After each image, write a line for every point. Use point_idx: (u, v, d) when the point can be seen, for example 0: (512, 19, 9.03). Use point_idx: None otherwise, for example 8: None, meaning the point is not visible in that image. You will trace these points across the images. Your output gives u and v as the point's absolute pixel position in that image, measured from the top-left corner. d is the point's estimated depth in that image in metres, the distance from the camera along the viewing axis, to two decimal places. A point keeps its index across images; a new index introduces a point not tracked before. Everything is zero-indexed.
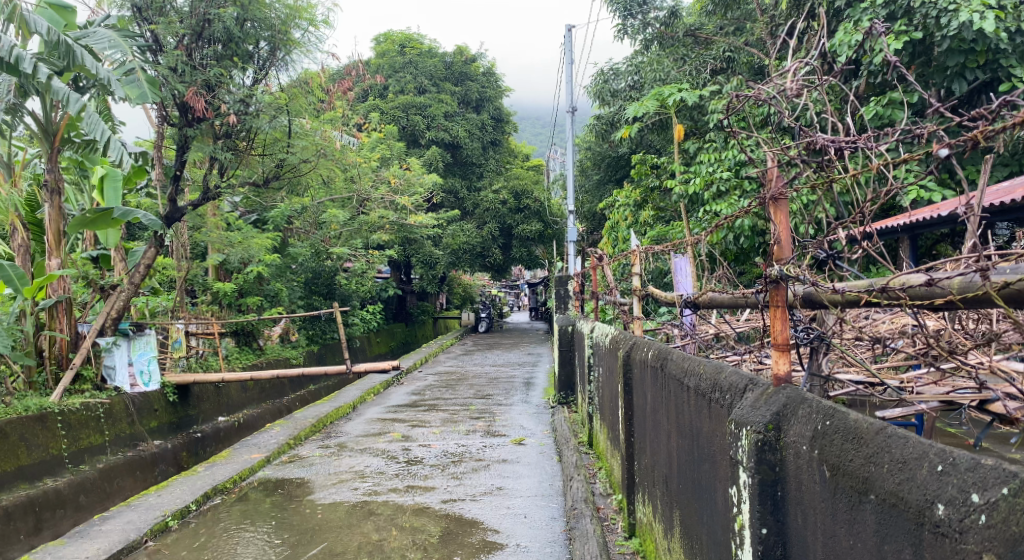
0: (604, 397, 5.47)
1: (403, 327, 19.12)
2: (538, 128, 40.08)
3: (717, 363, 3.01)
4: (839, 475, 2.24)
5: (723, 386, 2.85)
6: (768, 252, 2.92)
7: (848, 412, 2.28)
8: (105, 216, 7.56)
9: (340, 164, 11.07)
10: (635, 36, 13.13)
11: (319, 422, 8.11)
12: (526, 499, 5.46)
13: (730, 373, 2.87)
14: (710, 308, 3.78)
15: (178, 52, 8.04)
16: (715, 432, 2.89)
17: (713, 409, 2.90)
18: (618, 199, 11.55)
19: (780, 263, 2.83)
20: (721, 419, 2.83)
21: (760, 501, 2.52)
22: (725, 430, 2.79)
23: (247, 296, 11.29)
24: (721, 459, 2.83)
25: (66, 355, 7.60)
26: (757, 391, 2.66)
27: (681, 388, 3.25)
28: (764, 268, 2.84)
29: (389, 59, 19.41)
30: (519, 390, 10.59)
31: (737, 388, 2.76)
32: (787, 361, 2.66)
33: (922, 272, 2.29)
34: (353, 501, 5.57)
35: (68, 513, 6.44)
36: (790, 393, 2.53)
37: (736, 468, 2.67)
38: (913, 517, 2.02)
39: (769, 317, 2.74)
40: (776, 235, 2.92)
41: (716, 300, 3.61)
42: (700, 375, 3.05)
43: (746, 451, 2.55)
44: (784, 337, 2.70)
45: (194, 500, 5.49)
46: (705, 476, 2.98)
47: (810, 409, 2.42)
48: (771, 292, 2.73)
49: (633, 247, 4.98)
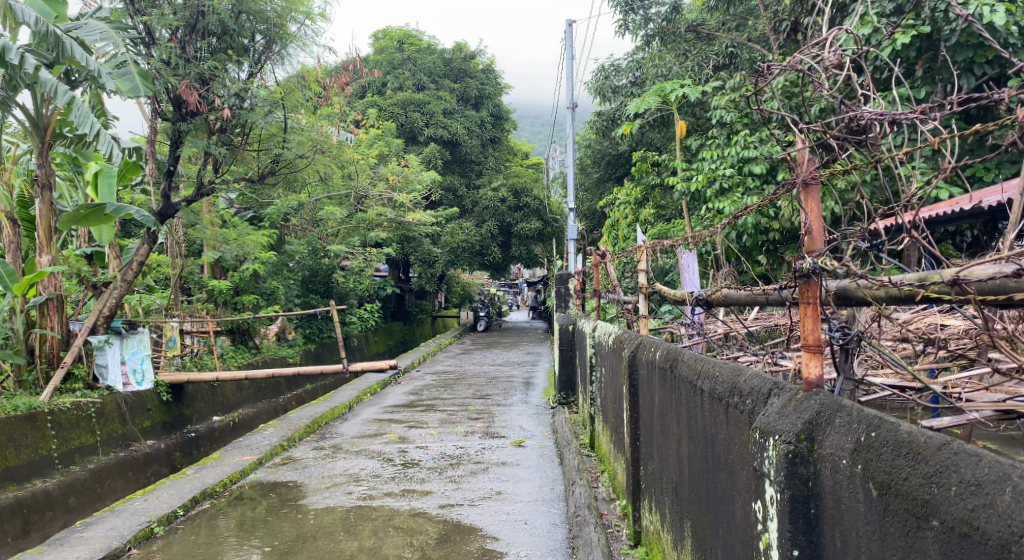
0: (607, 399, 5.30)
1: (400, 326, 18.96)
2: (537, 127, 39.94)
3: (735, 365, 2.85)
4: (889, 495, 2.06)
5: (743, 391, 2.68)
6: (798, 243, 2.65)
7: (897, 423, 2.10)
8: (97, 212, 7.38)
9: (337, 159, 10.89)
10: (637, 32, 13.00)
11: (313, 422, 7.92)
12: (526, 504, 5.29)
13: (750, 377, 2.70)
14: (723, 306, 3.60)
15: (171, 44, 7.87)
16: (733, 440, 2.73)
17: (731, 415, 2.73)
18: (619, 197, 11.33)
19: (814, 254, 2.59)
20: (741, 426, 2.67)
21: (791, 520, 2.34)
22: (746, 439, 2.62)
23: (243, 294, 11.11)
24: (741, 470, 2.66)
25: (57, 353, 7.39)
26: (784, 397, 2.50)
27: (694, 391, 3.08)
28: (796, 261, 2.62)
29: (388, 55, 19.26)
30: (519, 390, 10.42)
31: (761, 393, 2.59)
32: (820, 364, 2.49)
33: (993, 263, 2.09)
34: (349, 506, 5.39)
35: (58, 516, 6.26)
36: (823, 400, 2.36)
37: (761, 481, 2.50)
38: (993, 552, 1.83)
39: (799, 317, 2.58)
40: (809, 224, 2.60)
41: (729, 298, 3.43)
42: (716, 377, 2.88)
43: (776, 464, 2.37)
44: (814, 338, 2.53)
45: (181, 505, 5.32)
46: (722, 487, 2.81)
47: (850, 418, 2.24)
48: (801, 288, 2.57)
49: (639, 242, 4.79)
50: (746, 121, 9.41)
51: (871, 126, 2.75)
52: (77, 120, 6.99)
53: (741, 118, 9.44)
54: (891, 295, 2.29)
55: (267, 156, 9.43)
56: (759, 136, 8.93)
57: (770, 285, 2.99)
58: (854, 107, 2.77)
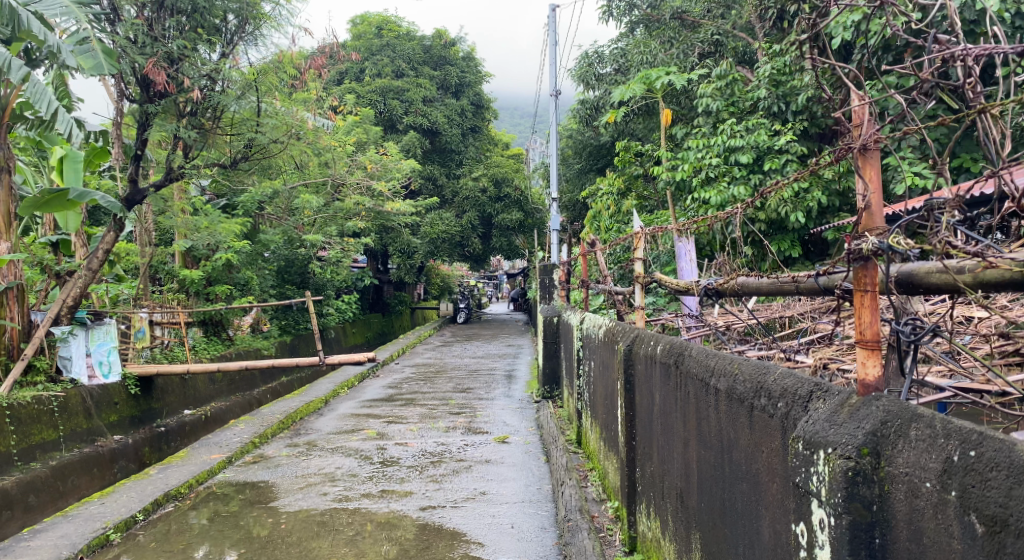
0: (596, 395, 5.07)
1: (379, 318, 18.61)
2: (518, 117, 39.44)
3: (758, 363, 2.61)
4: (998, 532, 1.78)
5: (773, 393, 2.43)
6: (855, 222, 2.37)
7: (997, 440, 1.83)
8: (60, 197, 7.00)
9: (314, 146, 10.53)
10: (621, 18, 12.47)
11: (287, 418, 7.61)
12: (512, 505, 5.02)
13: (783, 377, 2.45)
14: (737, 297, 3.37)
15: (136, 21, 7.47)
16: (760, 447, 2.47)
17: (756, 419, 2.49)
18: (600, 187, 10.73)
19: (879, 235, 2.31)
20: (770, 433, 2.42)
21: (852, 550, 2.07)
22: (780, 449, 2.36)
23: (216, 284, 10.74)
24: (770, 483, 2.42)
25: (17, 344, 6.98)
26: (832, 401, 2.24)
27: (705, 390, 2.84)
28: (855, 241, 2.32)
29: (366, 41, 18.87)
30: (500, 383, 10.17)
31: (798, 397, 2.34)
32: (878, 363, 2.24)
33: None
34: (323, 508, 5.08)
35: (17, 515, 5.91)
36: (886, 407, 2.10)
37: (805, 499, 2.23)
38: None
39: (855, 306, 2.30)
40: (869, 198, 2.35)
41: (746, 286, 3.19)
42: (734, 376, 2.64)
43: (831, 483, 2.11)
44: (872, 332, 2.25)
45: (140, 510, 4.99)
46: (743, 499, 2.57)
47: (926, 432, 1.98)
48: (859, 273, 2.29)
49: (636, 228, 4.54)
50: (734, 110, 9.15)
51: (972, 71, 2.36)
52: (33, 98, 6.63)
53: (729, 106, 9.18)
54: (998, 280, 1.99)
55: (240, 141, 9.07)
56: (747, 124, 8.68)
57: (801, 272, 2.73)
58: (950, 45, 2.37)
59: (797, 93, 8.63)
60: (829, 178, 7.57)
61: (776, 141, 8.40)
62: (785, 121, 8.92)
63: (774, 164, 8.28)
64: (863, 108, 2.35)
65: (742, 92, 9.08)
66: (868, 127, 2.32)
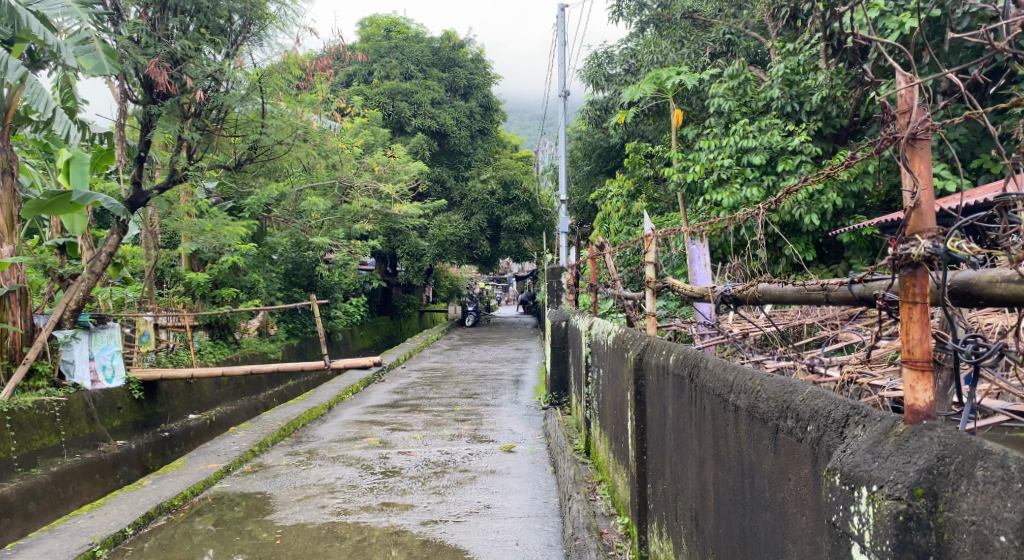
0: (605, 403, 4.90)
1: (387, 320, 18.46)
2: (526, 119, 39.29)
3: (783, 380, 2.45)
4: None
5: (802, 416, 2.28)
6: (901, 224, 2.18)
7: None
8: (63, 200, 6.85)
9: (320, 148, 10.37)
10: (631, 18, 12.29)
11: (289, 425, 7.45)
12: (517, 520, 4.85)
13: (812, 397, 2.30)
14: (757, 304, 3.19)
15: (139, 21, 7.33)
16: (786, 473, 2.31)
17: (782, 443, 2.34)
18: (610, 189, 10.55)
19: (929, 239, 2.13)
20: (799, 459, 2.26)
21: None
22: (812, 479, 2.20)
23: (222, 288, 10.60)
24: (798, 515, 2.25)
25: (19, 349, 6.82)
26: (872, 430, 2.09)
27: (723, 407, 2.68)
28: (903, 246, 2.13)
29: (375, 43, 18.74)
30: (508, 389, 10.00)
31: (832, 420, 2.19)
32: (929, 386, 2.07)
33: None
34: (321, 522, 4.91)
35: (16, 523, 5.77)
36: (942, 443, 1.95)
37: (843, 539, 2.07)
38: None
39: (902, 320, 2.13)
40: (918, 195, 2.15)
41: (767, 294, 3.02)
42: (757, 394, 2.48)
43: (883, 528, 1.95)
44: (923, 350, 2.09)
45: (131, 523, 4.84)
46: (766, 530, 2.41)
47: (994, 474, 1.83)
48: (907, 282, 2.13)
49: (648, 230, 4.35)
50: (746, 110, 8.93)
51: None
52: (31, 98, 6.50)
53: (741, 106, 8.94)
54: None
55: (244, 142, 8.89)
56: (760, 124, 8.48)
57: (831, 279, 2.56)
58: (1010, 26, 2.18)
59: (812, 93, 8.43)
60: (845, 179, 7.37)
61: (789, 141, 8.20)
62: (799, 122, 8.71)
63: (787, 165, 8.09)
64: (910, 95, 2.18)
65: (755, 92, 8.88)
66: (916, 114, 2.14)
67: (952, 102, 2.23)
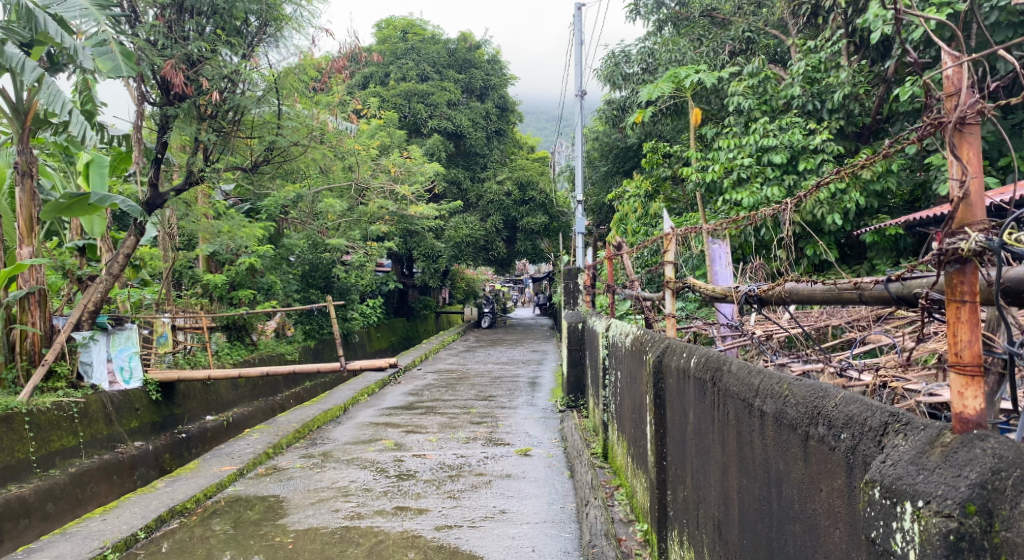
0: (623, 406, 4.80)
1: (403, 322, 18.41)
2: (543, 121, 39.19)
3: (813, 385, 2.36)
4: None
5: (835, 422, 2.19)
6: (947, 217, 2.09)
7: None
8: (81, 201, 6.81)
9: (337, 149, 10.33)
10: (649, 17, 12.17)
11: (304, 427, 7.40)
12: (533, 526, 4.76)
13: (845, 404, 2.21)
14: (783, 304, 3.10)
15: (156, 23, 7.31)
16: (817, 484, 2.22)
17: (812, 451, 2.25)
18: (627, 189, 10.43)
19: (977, 232, 2.04)
20: (831, 468, 2.18)
21: None
22: (848, 490, 2.11)
23: (239, 289, 10.57)
24: (830, 529, 2.16)
25: (39, 350, 6.83)
26: (915, 441, 1.99)
27: (748, 412, 2.59)
28: (949, 240, 2.05)
29: (391, 45, 18.71)
30: (524, 391, 9.90)
31: (869, 429, 2.10)
32: (978, 391, 1.98)
33: None
34: (334, 527, 4.84)
35: (33, 524, 5.75)
36: (997, 456, 1.84)
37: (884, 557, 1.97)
38: None
39: (949, 319, 2.05)
40: (965, 185, 2.06)
41: (795, 294, 2.92)
42: (785, 400, 2.40)
43: (935, 548, 1.84)
44: (972, 351, 2.00)
45: (143, 527, 4.79)
46: (795, 543, 2.31)
47: None
48: (954, 279, 2.04)
49: (667, 229, 4.26)
50: (767, 108, 8.78)
51: None
52: (48, 100, 6.44)
53: (761, 104, 8.78)
54: None
55: (260, 144, 8.77)
56: (781, 123, 8.34)
57: (865, 278, 2.48)
58: None
59: (834, 90, 8.28)
60: (868, 178, 7.22)
61: (811, 140, 8.06)
62: (821, 120, 8.58)
63: (809, 164, 7.96)
64: (956, 76, 2.09)
65: (775, 90, 8.73)
66: (964, 95, 2.05)
67: (999, 89, 2.13)
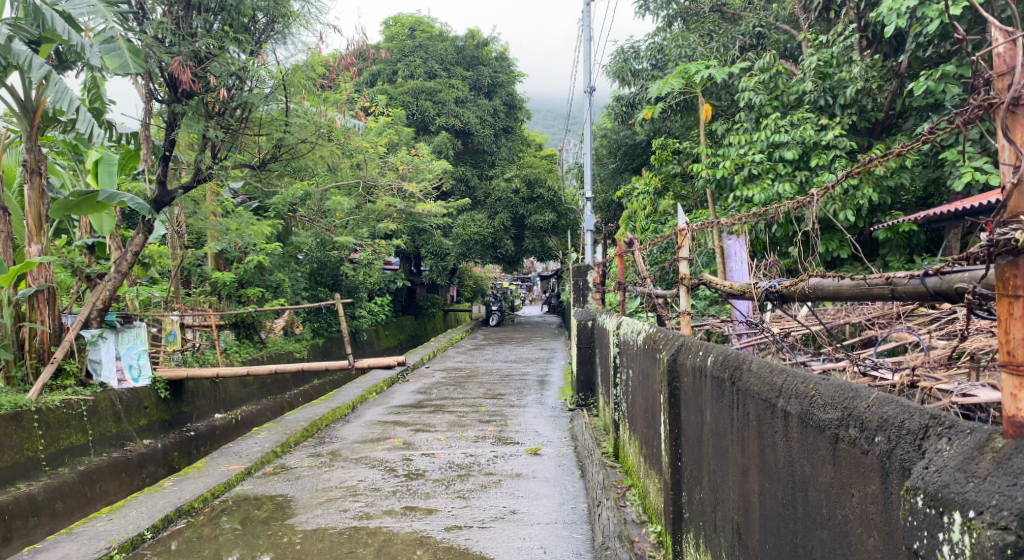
0: (635, 405, 4.73)
1: (412, 320, 18.36)
2: (552, 118, 39.08)
3: (840, 384, 2.32)
4: None
5: (868, 425, 2.15)
6: (999, 203, 2.09)
7: None
8: (89, 200, 6.76)
9: (344, 146, 10.26)
10: (658, 13, 12.05)
11: (312, 426, 7.34)
12: (544, 527, 4.70)
13: (878, 405, 2.17)
14: (806, 301, 3.02)
15: (163, 20, 7.25)
16: (849, 489, 2.19)
17: (843, 455, 2.22)
18: (636, 187, 10.34)
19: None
20: (864, 473, 2.15)
21: None
22: (884, 498, 2.09)
23: (248, 287, 10.52)
24: (864, 537, 2.14)
25: (48, 348, 6.80)
26: (961, 446, 1.95)
27: (771, 413, 2.54)
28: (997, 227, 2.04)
29: (399, 42, 18.64)
30: (533, 389, 9.83)
31: (907, 432, 2.06)
32: None
33: None
34: (342, 527, 4.79)
35: (42, 522, 5.71)
36: None
37: None
38: None
39: (999, 313, 2.03)
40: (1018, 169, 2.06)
41: (821, 290, 2.84)
42: (812, 400, 2.36)
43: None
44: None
45: (150, 527, 4.74)
46: (822, 548, 2.29)
47: None
48: (1001, 271, 2.02)
49: (681, 225, 4.16)
50: (778, 103, 8.66)
51: None
52: (55, 97, 6.39)
53: (772, 100, 8.68)
54: None
55: (268, 141, 8.68)
56: (793, 118, 8.22)
57: (897, 274, 2.43)
58: None
59: (847, 86, 8.17)
60: (882, 174, 7.12)
61: (823, 135, 7.95)
62: (833, 115, 8.46)
63: (821, 160, 7.85)
64: (1010, 56, 2.15)
65: (786, 85, 8.61)
66: (1018, 64, 2.09)
67: None
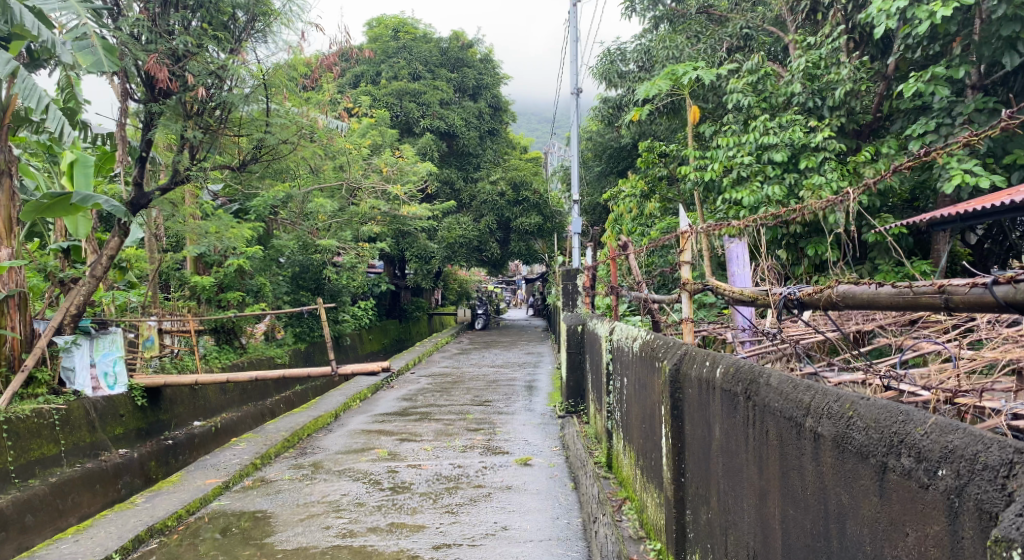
0: (630, 414, 4.55)
1: (396, 324, 18.11)
2: (537, 121, 38.93)
3: (888, 410, 2.25)
4: None
5: (927, 457, 2.09)
6: None
7: None
8: (62, 201, 6.48)
9: (326, 149, 10.05)
10: (645, 14, 11.91)
11: (293, 435, 7.13)
12: (538, 543, 4.51)
13: (939, 434, 2.11)
14: (834, 308, 2.87)
15: (138, 16, 6.98)
16: (904, 527, 2.13)
17: (898, 488, 2.15)
18: (623, 189, 10.14)
19: None
20: (924, 511, 2.09)
21: None
22: (950, 539, 2.03)
23: (227, 291, 10.25)
24: None
25: (18, 355, 6.47)
26: None
27: (803, 437, 2.46)
28: None
29: (382, 43, 18.41)
30: (520, 396, 9.62)
31: (982, 468, 2.00)
32: None
33: None
34: (325, 546, 4.57)
35: (11, 537, 5.45)
36: None
37: None
38: None
39: None
40: None
41: (853, 297, 2.71)
42: (858, 425, 2.28)
43: None
44: None
45: (120, 548, 4.51)
46: None
47: None
48: None
49: (684, 226, 3.99)
50: (766, 105, 8.49)
51: None
52: (23, 94, 6.13)
53: (761, 101, 8.51)
54: None
55: (249, 142, 8.42)
56: (781, 120, 8.04)
57: (953, 281, 2.33)
58: None
59: (835, 87, 7.98)
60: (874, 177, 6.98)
61: (812, 137, 7.80)
62: (822, 117, 8.31)
63: (811, 162, 7.70)
64: None
65: (775, 87, 8.45)
66: None
67: None
